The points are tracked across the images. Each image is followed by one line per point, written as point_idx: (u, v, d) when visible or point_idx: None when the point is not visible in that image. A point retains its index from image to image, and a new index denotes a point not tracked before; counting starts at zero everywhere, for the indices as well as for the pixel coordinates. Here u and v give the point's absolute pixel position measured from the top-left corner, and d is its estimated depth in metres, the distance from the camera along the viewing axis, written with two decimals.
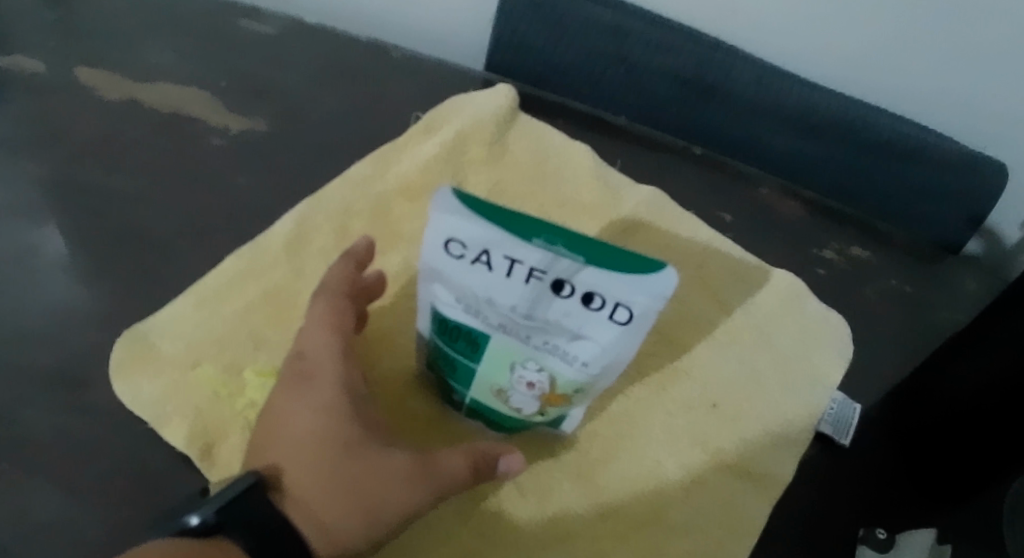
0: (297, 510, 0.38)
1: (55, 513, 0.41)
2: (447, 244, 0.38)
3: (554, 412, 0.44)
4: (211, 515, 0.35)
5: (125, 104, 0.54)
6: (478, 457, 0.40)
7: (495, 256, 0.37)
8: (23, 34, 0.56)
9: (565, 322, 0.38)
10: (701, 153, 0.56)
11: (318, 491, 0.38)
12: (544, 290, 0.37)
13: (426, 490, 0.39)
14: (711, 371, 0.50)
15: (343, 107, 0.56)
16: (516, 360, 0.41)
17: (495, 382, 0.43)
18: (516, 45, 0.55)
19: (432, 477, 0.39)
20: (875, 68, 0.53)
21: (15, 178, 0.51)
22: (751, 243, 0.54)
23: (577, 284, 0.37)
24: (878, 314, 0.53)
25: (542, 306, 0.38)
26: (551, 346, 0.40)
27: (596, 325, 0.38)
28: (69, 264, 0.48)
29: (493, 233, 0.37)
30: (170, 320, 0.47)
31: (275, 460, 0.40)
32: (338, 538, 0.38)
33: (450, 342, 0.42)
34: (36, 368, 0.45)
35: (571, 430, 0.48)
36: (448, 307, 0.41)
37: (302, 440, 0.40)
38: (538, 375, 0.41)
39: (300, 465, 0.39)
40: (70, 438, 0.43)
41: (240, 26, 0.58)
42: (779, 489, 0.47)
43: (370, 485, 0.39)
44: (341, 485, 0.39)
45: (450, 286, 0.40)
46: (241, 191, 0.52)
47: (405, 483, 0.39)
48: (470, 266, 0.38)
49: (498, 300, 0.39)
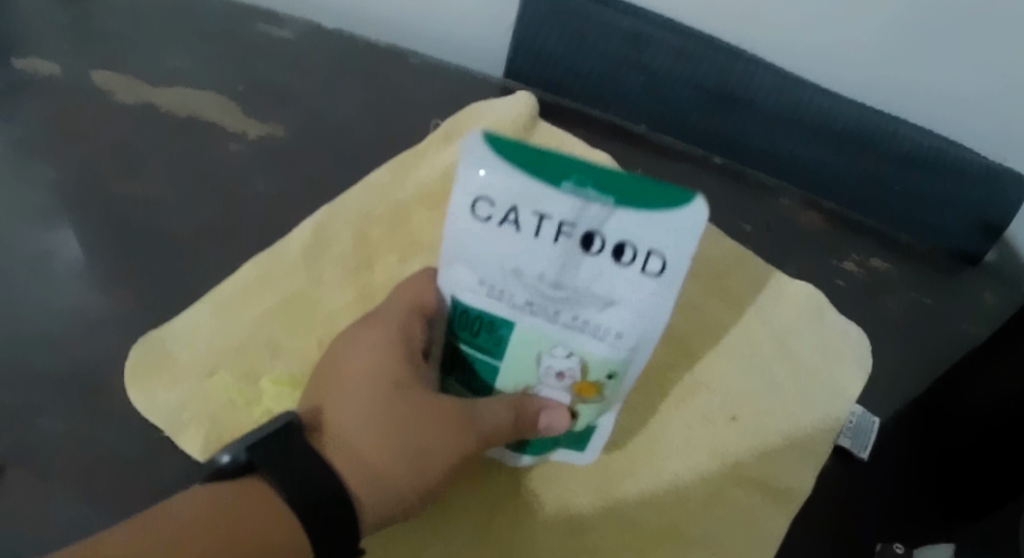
0: (347, 447, 0.40)
1: (67, 521, 0.41)
2: (475, 206, 0.39)
3: (585, 413, 0.43)
4: (246, 454, 0.38)
5: (140, 108, 0.54)
6: (523, 412, 0.42)
7: (523, 213, 0.38)
8: (39, 36, 0.56)
9: (596, 286, 0.39)
10: (721, 163, 0.56)
11: (368, 430, 0.40)
12: (573, 247, 0.38)
13: (471, 435, 0.41)
14: (731, 383, 0.50)
15: (362, 113, 0.55)
16: (544, 348, 0.41)
17: (523, 377, 0.42)
18: (537, 51, 0.54)
19: (477, 425, 0.41)
20: (899, 78, 0.52)
21: (30, 181, 0.51)
22: (771, 254, 0.54)
23: (607, 235, 0.38)
24: (899, 326, 0.53)
25: (573, 268, 0.38)
26: (581, 321, 0.40)
27: (627, 283, 0.39)
28: (86, 269, 0.48)
29: (522, 187, 0.38)
30: (185, 327, 0.47)
31: (331, 400, 0.42)
32: (379, 483, 0.39)
33: (473, 341, 0.42)
34: (48, 374, 0.45)
35: (595, 456, 0.48)
36: (471, 294, 0.41)
37: (360, 381, 0.42)
38: (568, 361, 0.41)
39: (355, 402, 0.41)
40: (82, 447, 0.43)
41: (259, 31, 0.57)
42: (799, 502, 0.47)
43: (417, 425, 0.41)
44: (391, 423, 0.40)
45: (474, 264, 0.40)
46: (258, 197, 0.52)
47: (452, 427, 0.41)
48: (498, 228, 0.39)
49: (526, 269, 0.39)
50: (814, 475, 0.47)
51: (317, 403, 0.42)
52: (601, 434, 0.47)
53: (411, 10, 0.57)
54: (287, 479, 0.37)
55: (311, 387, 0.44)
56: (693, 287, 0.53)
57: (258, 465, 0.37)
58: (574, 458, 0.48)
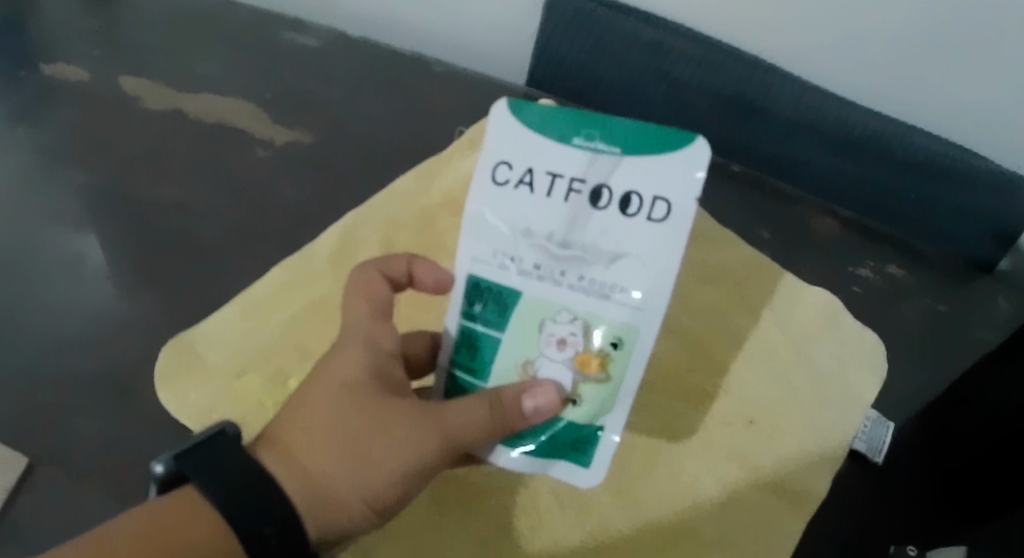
0: (295, 462, 0.37)
1: (102, 511, 0.44)
2: (492, 172, 0.39)
3: (589, 394, 0.39)
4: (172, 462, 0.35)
5: (169, 114, 0.56)
6: (499, 407, 0.37)
7: (538, 173, 0.39)
8: (71, 44, 0.58)
9: (604, 241, 0.38)
10: (739, 170, 0.57)
11: (320, 440, 0.37)
12: (583, 202, 0.38)
13: (434, 437, 0.37)
14: (748, 388, 0.51)
15: (387, 119, 0.56)
16: (546, 315, 0.39)
17: (522, 351, 0.39)
18: (559, 60, 0.55)
19: (441, 426, 0.37)
20: (922, 89, 0.51)
21: (64, 187, 0.54)
22: (788, 259, 0.55)
23: (615, 187, 0.38)
24: (914, 331, 0.53)
25: (582, 223, 0.38)
26: (587, 281, 0.38)
27: (635, 234, 0.38)
28: (113, 271, 0.51)
29: (536, 146, 0.39)
30: (213, 330, 0.49)
31: (288, 410, 0.38)
32: (321, 492, 0.36)
33: (474, 315, 0.40)
34: (84, 372, 0.48)
35: (598, 478, 0.41)
36: (478, 267, 0.39)
37: (317, 386, 0.38)
38: (571, 326, 0.38)
39: (312, 409, 0.38)
40: (116, 444, 0.46)
41: (285, 39, 0.59)
42: (814, 505, 0.48)
43: (373, 429, 0.37)
44: (344, 430, 0.37)
45: (483, 234, 0.39)
46: (287, 202, 0.53)
47: (411, 431, 0.37)
48: (513, 191, 0.39)
49: (536, 227, 0.38)
50: (829, 484, 0.48)
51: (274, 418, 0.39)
52: (604, 452, 0.40)
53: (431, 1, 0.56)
54: (220, 492, 0.34)
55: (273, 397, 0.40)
56: (712, 292, 0.53)
57: (190, 475, 0.34)
58: (578, 477, 0.41)
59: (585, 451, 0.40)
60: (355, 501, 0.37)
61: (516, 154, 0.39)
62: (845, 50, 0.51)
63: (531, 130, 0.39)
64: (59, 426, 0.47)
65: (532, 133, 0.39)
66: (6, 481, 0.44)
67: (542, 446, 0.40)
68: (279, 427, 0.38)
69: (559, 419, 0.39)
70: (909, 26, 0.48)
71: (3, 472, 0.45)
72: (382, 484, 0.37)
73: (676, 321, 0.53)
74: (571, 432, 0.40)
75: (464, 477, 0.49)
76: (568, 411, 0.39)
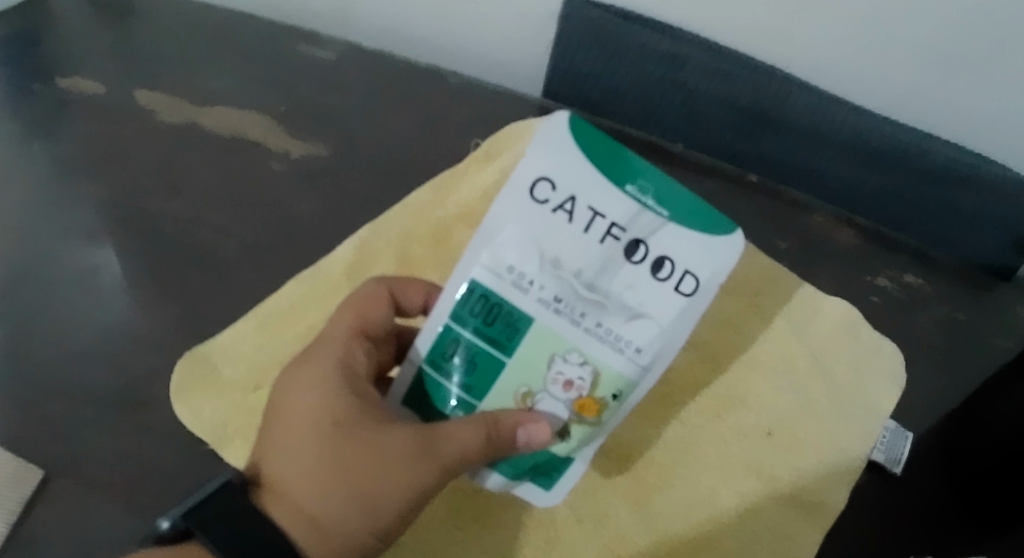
0: (285, 505, 0.39)
1: (120, 525, 0.45)
2: (535, 187, 0.38)
3: (577, 434, 0.41)
4: (178, 519, 0.37)
5: (184, 127, 0.56)
6: (496, 430, 0.39)
7: (580, 204, 0.38)
8: (86, 57, 0.58)
9: (627, 296, 0.38)
10: (757, 181, 0.55)
11: (311, 482, 0.39)
12: (618, 250, 0.38)
13: (430, 464, 0.39)
14: (768, 400, 0.51)
15: (403, 131, 0.56)
16: (557, 351, 0.39)
17: (526, 381, 0.40)
18: (575, 71, 0.55)
19: (437, 453, 0.39)
20: (942, 98, 0.50)
21: (81, 200, 0.54)
22: (806, 272, 0.54)
23: (651, 246, 0.38)
24: (936, 343, 0.52)
25: (610, 272, 0.38)
26: (604, 330, 0.38)
27: (657, 298, 0.38)
28: (129, 284, 0.51)
29: (588, 179, 0.38)
30: (230, 344, 0.50)
31: (273, 454, 0.40)
32: (322, 531, 0.39)
33: (482, 331, 0.39)
34: (100, 387, 0.48)
35: (558, 493, 0.46)
36: (495, 280, 0.39)
37: (297, 425, 0.40)
38: (581, 370, 0.39)
39: (297, 449, 0.40)
40: (133, 459, 0.46)
41: (301, 52, 0.58)
42: (831, 517, 0.48)
43: (368, 462, 0.39)
44: (333, 466, 0.39)
45: (508, 248, 0.38)
46: (302, 217, 0.54)
47: (406, 460, 0.39)
48: (550, 214, 0.38)
49: (565, 260, 0.38)
50: (847, 494, 0.48)
51: (261, 461, 0.41)
52: (569, 475, 0.45)
53: (449, 12, 0.56)
54: (222, 538, 0.37)
55: (260, 430, 0.42)
56: (730, 303, 0.53)
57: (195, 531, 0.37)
58: (535, 493, 0.46)
59: (550, 477, 0.44)
60: (360, 529, 0.40)
61: (566, 178, 0.38)
62: (868, 59, 0.50)
63: (587, 159, 0.38)
64: (74, 439, 0.47)
65: (586, 163, 0.38)
66: (22, 493, 0.45)
67: (519, 471, 0.42)
68: (271, 472, 0.40)
69: (545, 454, 0.42)
70: (929, 36, 0.47)
71: (20, 484, 0.45)
72: (386, 512, 0.40)
73: (693, 334, 0.52)
74: (548, 464, 0.43)
75: (480, 490, 0.49)
76: (555, 445, 0.41)
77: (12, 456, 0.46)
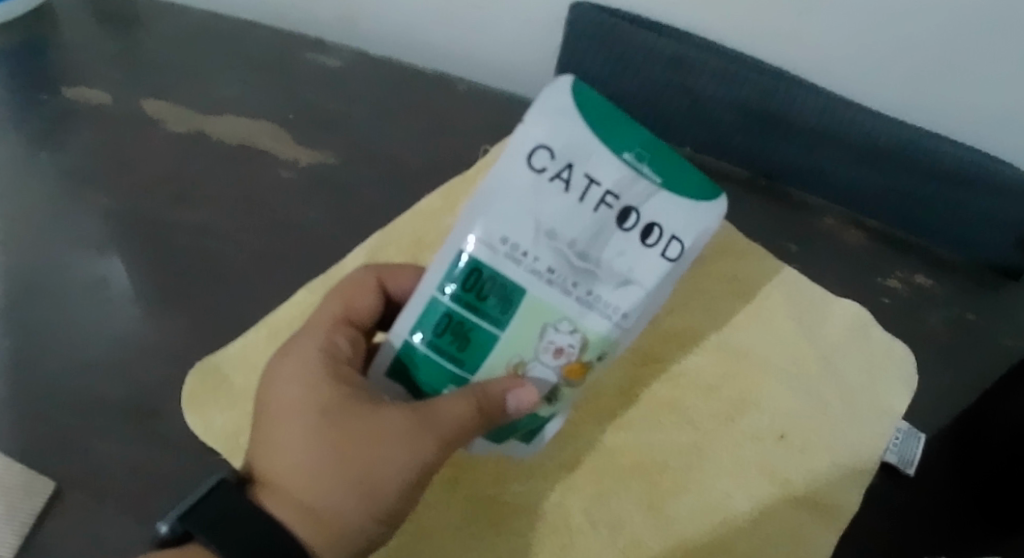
0: (283, 496, 0.40)
1: (132, 536, 0.45)
2: (531, 156, 0.37)
3: (563, 397, 0.41)
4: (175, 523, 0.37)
5: (192, 136, 0.56)
6: (485, 400, 0.38)
7: (576, 173, 0.37)
8: (91, 66, 0.58)
9: (618, 263, 0.38)
10: (765, 184, 0.57)
11: (307, 471, 0.39)
12: (611, 218, 0.37)
13: (428, 442, 0.39)
14: (780, 403, 0.51)
15: (411, 138, 0.56)
16: (549, 321, 0.39)
17: (518, 351, 0.39)
18: (583, 75, 0.55)
19: (435, 427, 0.39)
20: (950, 97, 0.50)
21: (89, 211, 0.54)
22: (815, 274, 0.55)
23: (644, 213, 0.38)
24: (946, 343, 0.52)
25: (603, 240, 0.37)
26: (594, 297, 0.38)
27: (646, 264, 0.38)
28: (138, 295, 0.51)
29: (585, 146, 0.37)
30: (240, 353, 0.50)
31: (268, 448, 0.41)
32: (324, 523, 0.39)
33: (474, 306, 0.39)
34: (110, 398, 0.48)
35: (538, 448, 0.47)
36: (488, 252, 0.38)
37: (290, 417, 0.40)
38: (570, 338, 0.39)
39: (291, 440, 0.40)
40: (144, 471, 0.46)
41: (307, 59, 0.59)
42: (846, 519, 0.48)
43: (364, 445, 0.39)
44: (327, 453, 0.39)
45: (502, 217, 0.38)
46: (311, 224, 0.54)
47: (403, 440, 0.39)
48: (547, 184, 0.37)
49: (560, 230, 0.37)
50: (861, 496, 0.48)
51: (258, 457, 0.41)
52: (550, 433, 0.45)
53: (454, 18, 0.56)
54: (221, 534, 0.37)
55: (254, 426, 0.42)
56: (739, 307, 0.53)
57: (197, 534, 0.37)
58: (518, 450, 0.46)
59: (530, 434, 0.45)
60: (360, 514, 0.40)
61: (562, 146, 0.37)
62: (875, 58, 0.49)
63: (584, 124, 0.37)
64: (85, 449, 0.47)
65: (583, 130, 0.37)
66: (35, 505, 0.45)
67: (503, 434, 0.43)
68: (265, 469, 0.41)
69: (531, 417, 0.42)
70: (937, 36, 0.47)
71: (33, 497, 0.45)
72: (387, 495, 0.40)
73: (704, 337, 0.52)
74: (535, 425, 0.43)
75: (496, 495, 0.49)
76: (541, 408, 0.41)
77: (23, 468, 0.46)
